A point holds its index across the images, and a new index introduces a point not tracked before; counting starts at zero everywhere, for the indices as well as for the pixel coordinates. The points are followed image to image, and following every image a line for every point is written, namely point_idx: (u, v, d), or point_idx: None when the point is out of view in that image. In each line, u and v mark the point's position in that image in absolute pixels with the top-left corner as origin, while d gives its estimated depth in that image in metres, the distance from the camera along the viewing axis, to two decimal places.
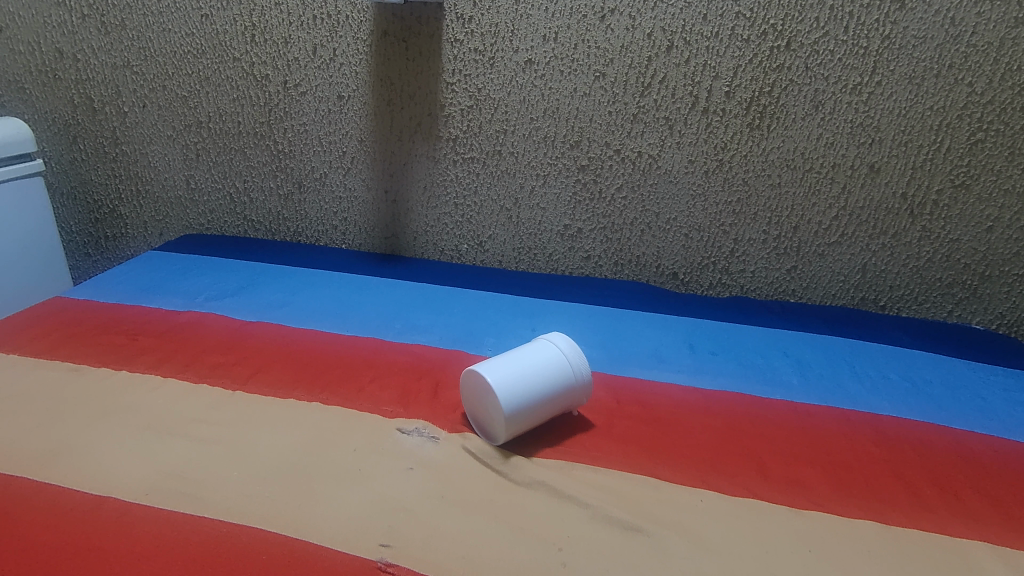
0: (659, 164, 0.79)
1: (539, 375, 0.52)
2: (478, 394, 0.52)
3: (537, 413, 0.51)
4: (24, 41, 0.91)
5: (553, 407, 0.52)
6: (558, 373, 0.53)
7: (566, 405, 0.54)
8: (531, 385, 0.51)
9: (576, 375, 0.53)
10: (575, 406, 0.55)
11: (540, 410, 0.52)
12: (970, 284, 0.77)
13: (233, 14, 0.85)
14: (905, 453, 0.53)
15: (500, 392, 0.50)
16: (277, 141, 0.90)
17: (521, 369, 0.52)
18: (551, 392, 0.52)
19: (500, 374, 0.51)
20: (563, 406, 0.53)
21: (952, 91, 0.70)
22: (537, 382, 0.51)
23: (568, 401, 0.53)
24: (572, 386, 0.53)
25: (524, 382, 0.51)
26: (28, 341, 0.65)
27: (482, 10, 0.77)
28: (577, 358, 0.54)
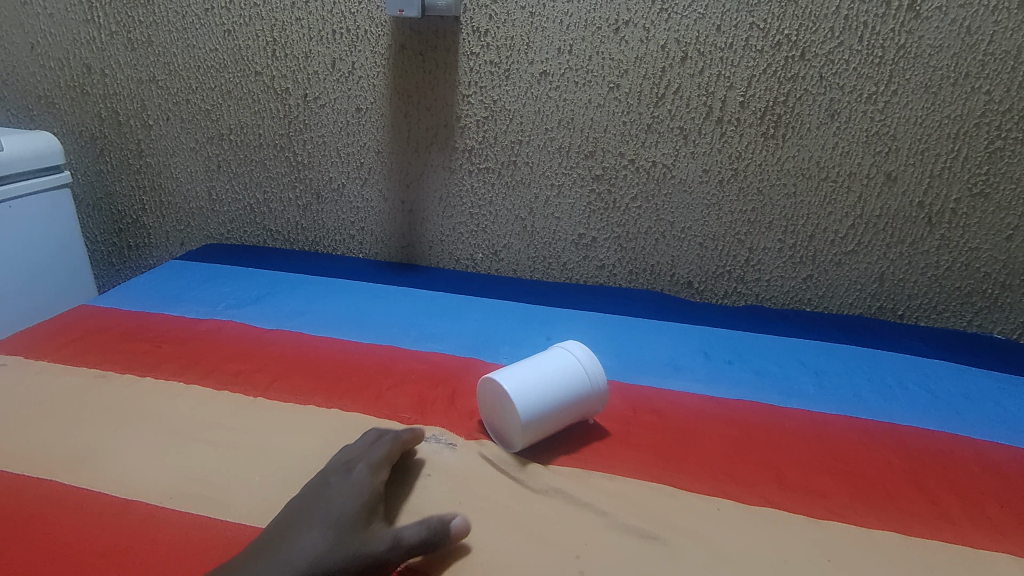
0: (674, 173, 0.80)
1: (558, 388, 0.52)
2: (496, 403, 0.52)
3: (554, 427, 0.52)
4: (54, 58, 0.94)
5: (568, 416, 0.53)
6: (577, 386, 0.53)
7: (581, 418, 0.54)
8: (551, 398, 0.51)
9: (594, 389, 0.54)
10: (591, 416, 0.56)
11: (557, 424, 0.52)
12: (991, 293, 0.76)
13: (255, 30, 0.86)
14: (927, 463, 0.53)
15: (519, 405, 0.50)
16: (297, 153, 0.91)
17: (538, 377, 0.52)
18: (569, 405, 0.52)
19: (520, 386, 0.51)
20: (578, 419, 0.54)
21: (969, 99, 0.69)
22: (556, 395, 0.52)
23: (583, 415, 0.54)
24: (588, 400, 0.53)
25: (544, 395, 0.51)
26: (55, 349, 0.67)
27: (498, 24, 0.78)
28: (596, 370, 0.54)
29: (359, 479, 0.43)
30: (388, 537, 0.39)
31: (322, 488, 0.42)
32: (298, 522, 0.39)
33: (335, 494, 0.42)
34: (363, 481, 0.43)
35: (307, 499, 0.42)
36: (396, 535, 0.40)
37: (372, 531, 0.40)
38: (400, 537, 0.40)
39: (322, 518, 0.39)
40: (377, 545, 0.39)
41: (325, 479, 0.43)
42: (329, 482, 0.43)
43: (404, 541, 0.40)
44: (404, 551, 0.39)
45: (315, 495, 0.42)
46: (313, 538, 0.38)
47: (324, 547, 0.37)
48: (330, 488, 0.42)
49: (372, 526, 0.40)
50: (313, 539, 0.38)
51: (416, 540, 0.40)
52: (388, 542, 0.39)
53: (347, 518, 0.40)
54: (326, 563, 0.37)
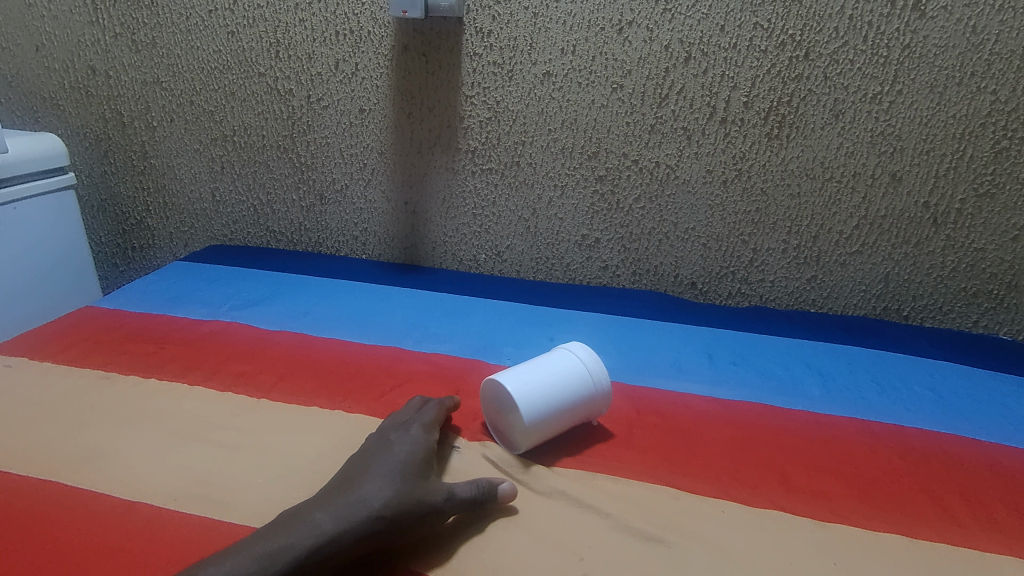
0: (677, 173, 0.79)
1: (561, 388, 0.52)
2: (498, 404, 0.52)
3: (557, 428, 0.52)
4: (59, 60, 0.95)
5: (571, 419, 0.52)
6: (580, 386, 0.53)
7: (585, 420, 0.54)
8: (554, 399, 0.51)
9: (598, 389, 0.53)
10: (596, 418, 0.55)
11: (560, 425, 0.52)
12: (997, 294, 0.76)
13: (259, 32, 0.87)
14: (932, 466, 0.52)
15: (521, 406, 0.50)
16: (300, 154, 0.92)
17: (544, 378, 0.52)
18: (573, 405, 0.52)
19: (522, 386, 0.51)
20: (583, 420, 0.54)
21: (975, 99, 0.69)
22: (559, 396, 0.52)
23: (587, 416, 0.54)
24: (592, 401, 0.53)
25: (547, 396, 0.51)
26: (59, 350, 0.67)
27: (501, 25, 0.78)
28: (600, 370, 0.54)
29: (417, 438, 0.48)
30: (444, 490, 0.43)
31: (386, 444, 0.47)
32: (367, 469, 0.43)
33: (397, 449, 0.46)
34: (420, 439, 0.48)
35: (373, 453, 0.46)
36: (451, 488, 0.43)
37: (432, 481, 0.44)
38: (455, 491, 0.43)
39: (388, 467, 0.43)
40: (435, 495, 0.42)
41: (387, 437, 0.48)
42: (391, 439, 0.47)
43: (457, 495, 0.43)
44: (457, 503, 0.43)
45: (379, 450, 0.46)
46: (383, 483, 0.42)
47: (392, 491, 0.41)
48: (393, 445, 0.46)
49: (431, 478, 0.44)
50: (382, 484, 0.42)
51: (468, 495, 0.44)
52: (444, 494, 0.43)
53: (410, 469, 0.44)
54: (393, 507, 0.40)
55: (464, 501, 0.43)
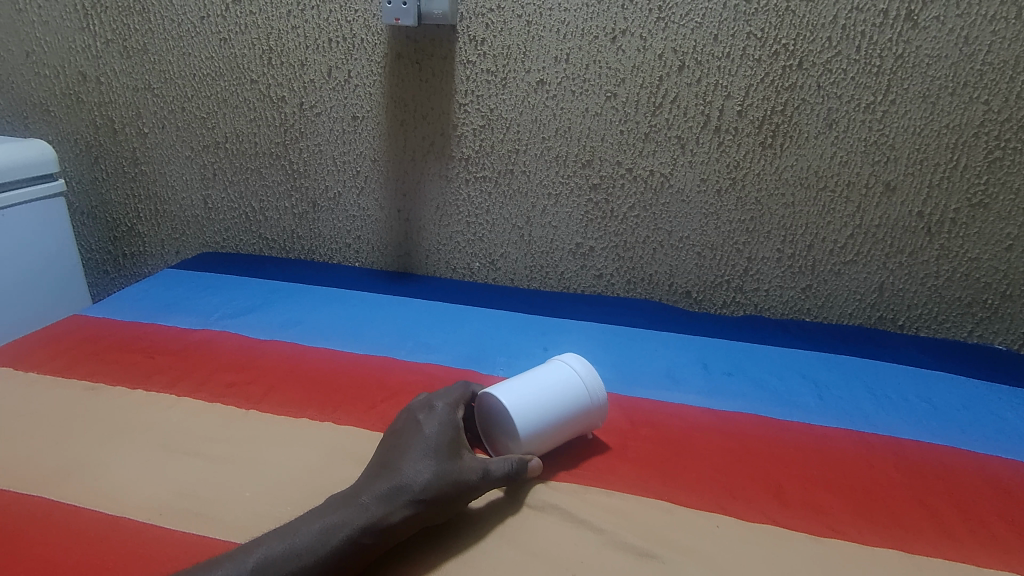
0: (672, 182, 0.79)
1: (553, 395, 0.51)
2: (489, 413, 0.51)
3: (550, 436, 0.51)
4: (50, 66, 0.94)
5: (566, 433, 0.52)
6: (573, 393, 0.52)
7: (580, 429, 0.53)
8: (546, 406, 0.51)
9: (591, 396, 0.53)
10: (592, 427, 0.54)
11: (554, 433, 0.51)
12: (991, 303, 0.75)
13: (252, 39, 0.86)
14: (928, 479, 0.52)
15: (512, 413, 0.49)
16: (292, 161, 0.91)
17: (550, 390, 0.51)
18: (566, 413, 0.51)
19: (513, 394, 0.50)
20: (578, 430, 0.53)
21: (968, 109, 0.69)
22: (552, 402, 0.51)
23: (582, 425, 0.53)
24: (586, 408, 0.52)
25: (539, 403, 0.50)
26: (44, 360, 0.66)
27: (494, 32, 0.78)
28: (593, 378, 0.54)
29: (445, 414, 0.48)
30: (478, 467, 0.45)
31: (416, 424, 0.47)
32: (402, 452, 0.44)
33: (427, 428, 0.46)
34: (446, 416, 0.48)
35: (403, 434, 0.47)
36: (485, 466, 0.45)
37: (464, 461, 0.45)
38: (488, 469, 0.45)
39: (423, 449, 0.44)
40: (471, 473, 0.44)
41: (414, 416, 0.48)
42: (420, 419, 0.48)
43: (491, 473, 0.45)
44: (490, 480, 0.45)
45: (408, 431, 0.47)
46: (421, 465, 0.43)
47: (432, 473, 0.43)
48: (422, 424, 0.47)
49: (464, 455, 0.46)
50: (421, 467, 0.43)
51: (500, 473, 0.46)
52: (478, 472, 0.45)
53: (444, 448, 0.45)
54: (435, 492, 0.42)
55: (497, 479, 0.46)
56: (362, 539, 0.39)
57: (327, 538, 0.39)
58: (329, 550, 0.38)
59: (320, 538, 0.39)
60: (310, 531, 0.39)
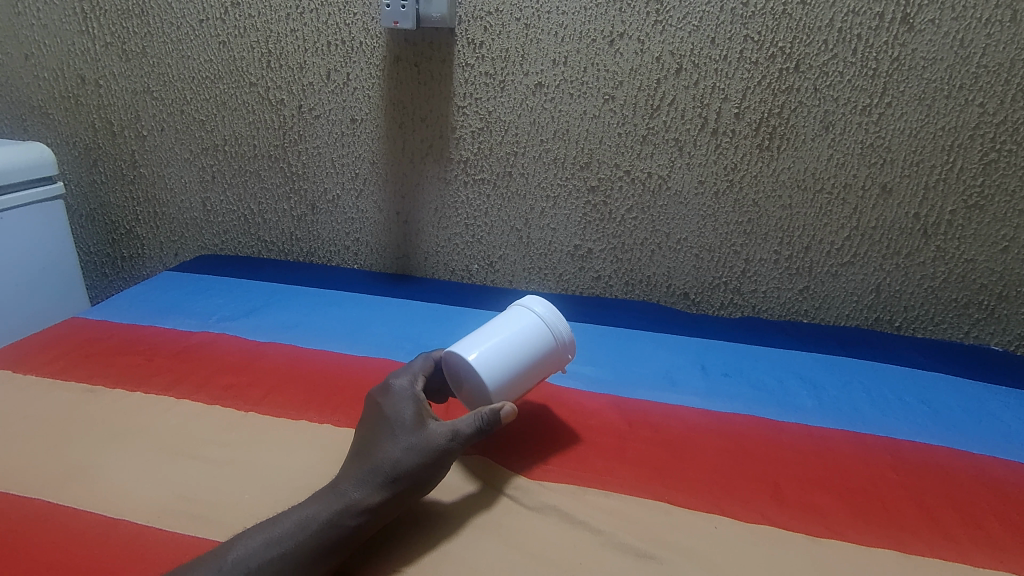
0: (669, 185, 0.80)
1: (512, 335, 0.51)
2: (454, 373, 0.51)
3: (522, 381, 0.51)
4: (49, 68, 0.94)
5: (537, 374, 0.52)
6: (531, 328, 0.52)
7: (552, 363, 0.53)
8: (509, 349, 0.50)
9: (550, 325, 0.53)
10: (563, 363, 0.54)
11: (525, 375, 0.51)
12: (987, 304, 0.76)
13: (251, 42, 0.86)
14: (924, 479, 0.52)
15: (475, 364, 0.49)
16: (291, 164, 0.91)
17: (512, 338, 0.51)
18: (530, 350, 0.51)
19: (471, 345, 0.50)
20: (548, 366, 0.52)
21: (963, 112, 0.69)
22: (517, 349, 0.50)
23: (551, 357, 0.52)
24: (548, 338, 0.52)
25: (499, 347, 0.50)
26: (43, 362, 0.66)
27: (493, 35, 0.78)
28: (547, 308, 0.54)
29: (404, 392, 0.49)
30: (445, 430, 0.45)
31: (376, 408, 0.48)
32: (371, 438, 0.45)
33: (387, 408, 0.47)
34: (406, 392, 0.48)
35: (370, 419, 0.47)
36: (452, 427, 0.45)
37: (431, 429, 0.45)
38: (456, 429, 0.45)
39: (388, 430, 0.45)
40: (438, 438, 0.44)
41: (372, 401, 0.49)
42: (378, 401, 0.48)
43: (461, 431, 0.45)
44: (462, 439, 0.45)
45: (372, 416, 0.47)
46: (390, 445, 0.44)
47: (402, 449, 0.44)
48: (381, 405, 0.47)
49: (430, 423, 0.46)
50: (389, 448, 0.44)
51: (471, 428, 0.45)
52: (446, 435, 0.45)
53: (406, 423, 0.45)
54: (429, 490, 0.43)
55: (470, 435, 0.45)
56: (345, 522, 0.40)
57: (307, 524, 0.40)
58: (309, 534, 0.39)
59: (300, 525, 0.40)
60: (290, 519, 0.40)
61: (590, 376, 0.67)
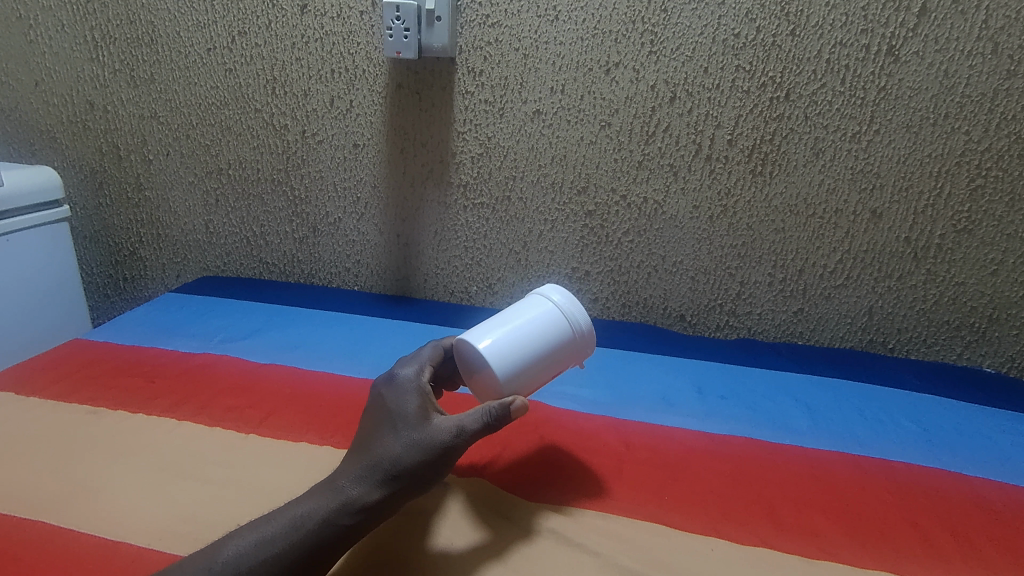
0: (665, 209, 0.81)
1: (526, 319, 0.51)
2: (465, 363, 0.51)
3: (538, 363, 0.50)
4: (58, 94, 0.96)
5: (554, 356, 0.51)
6: (546, 314, 0.52)
7: (569, 350, 0.52)
8: (522, 332, 0.50)
9: (566, 312, 0.53)
10: (583, 351, 0.54)
11: (539, 361, 0.50)
12: (978, 326, 0.77)
13: (256, 69, 0.88)
14: (918, 500, 0.53)
15: (486, 347, 0.49)
16: (294, 188, 0.93)
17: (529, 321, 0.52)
18: (545, 334, 0.51)
19: (483, 330, 0.50)
20: (566, 352, 0.52)
21: (950, 139, 0.71)
22: (533, 330, 0.51)
23: (568, 343, 0.52)
24: (563, 323, 0.52)
25: (513, 331, 0.50)
26: (46, 384, 0.67)
27: (492, 64, 0.80)
28: (564, 295, 0.55)
29: (409, 384, 0.48)
30: (450, 426, 0.44)
31: (379, 400, 0.47)
32: (374, 433, 0.45)
33: (391, 401, 0.46)
34: (412, 385, 0.48)
35: (374, 412, 0.47)
36: (458, 423, 0.44)
37: (435, 424, 0.44)
38: (462, 425, 0.44)
39: (391, 424, 0.45)
40: (443, 433, 0.43)
41: (376, 392, 0.48)
42: (382, 392, 0.48)
43: (467, 428, 0.44)
44: (467, 436, 0.44)
45: (375, 408, 0.47)
46: (391, 440, 0.43)
47: (404, 444, 0.43)
48: (384, 398, 0.47)
49: (434, 418, 0.45)
50: (390, 444, 0.43)
51: (477, 424, 0.44)
52: (451, 431, 0.44)
53: (410, 417, 0.45)
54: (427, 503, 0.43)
55: (477, 430, 0.44)
56: (339, 521, 0.40)
57: (303, 523, 0.39)
58: (304, 533, 0.39)
59: (294, 524, 0.39)
60: (285, 517, 0.40)
61: (588, 397, 0.68)
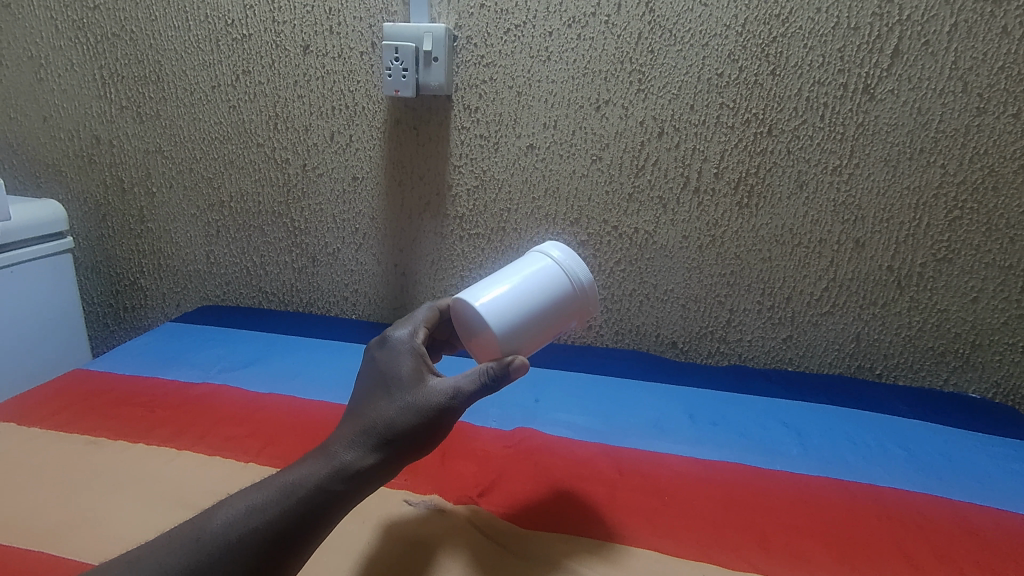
0: (655, 239, 0.84)
1: (524, 275, 0.53)
2: (464, 323, 0.52)
3: (540, 318, 0.51)
4: (66, 129, 0.99)
5: (554, 311, 0.52)
6: (545, 270, 0.53)
7: (570, 304, 0.53)
8: (522, 288, 0.52)
9: (565, 266, 0.54)
10: (585, 304, 0.55)
11: (540, 314, 0.51)
12: (963, 352, 0.79)
13: (259, 106, 0.91)
14: (905, 525, 0.54)
15: (483, 303, 0.50)
16: (294, 220, 0.95)
17: (526, 277, 0.52)
18: (545, 289, 0.52)
19: (481, 288, 0.52)
20: (567, 306, 0.53)
21: (926, 172, 0.74)
22: (532, 286, 0.52)
23: (569, 296, 0.53)
24: (562, 278, 0.53)
25: (510, 287, 0.51)
26: (48, 415, 0.68)
27: (487, 102, 0.83)
28: (563, 251, 0.56)
29: (404, 348, 0.49)
30: (445, 389, 0.45)
31: (377, 365, 0.49)
32: (371, 398, 0.46)
33: (387, 366, 0.48)
34: (408, 350, 0.49)
35: (372, 374, 0.48)
36: (454, 385, 0.45)
37: (430, 387, 0.45)
38: (456, 386, 0.45)
39: (388, 387, 0.46)
40: (438, 396, 0.45)
41: (373, 358, 0.50)
42: (380, 359, 0.49)
43: (461, 391, 0.45)
44: (462, 397, 0.45)
45: (371, 375, 0.48)
46: (385, 406, 0.45)
47: (400, 407, 0.44)
48: (382, 362, 0.49)
49: (428, 380, 0.46)
50: (385, 409, 0.45)
51: (473, 385, 0.45)
52: (445, 393, 0.45)
53: (405, 380, 0.46)
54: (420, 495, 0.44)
55: (472, 391, 0.45)
56: (331, 487, 0.41)
57: (293, 490, 0.40)
58: (296, 500, 0.39)
59: (285, 491, 0.40)
60: (275, 485, 0.40)
61: (582, 424, 0.69)
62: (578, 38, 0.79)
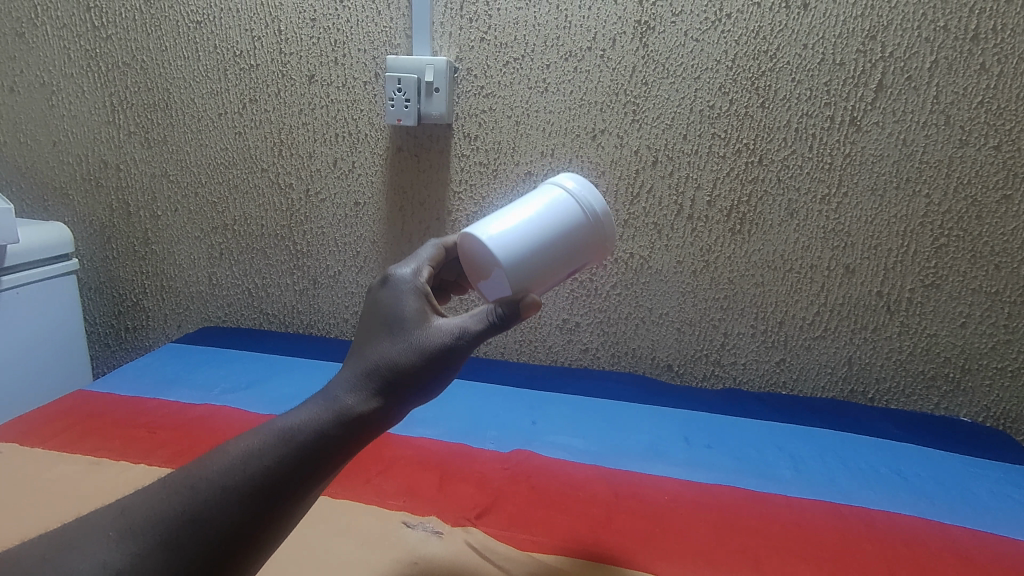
0: (650, 264, 0.86)
1: (536, 208, 0.52)
2: (474, 259, 0.53)
3: (551, 251, 0.50)
4: (74, 154, 1.01)
5: (566, 244, 0.51)
6: (557, 203, 0.52)
7: (585, 237, 0.52)
8: (532, 222, 0.51)
9: (577, 198, 0.52)
10: (600, 235, 0.53)
11: (551, 248, 0.50)
12: (953, 376, 0.81)
13: (264, 132, 0.94)
14: (898, 549, 0.55)
15: (491, 237, 0.50)
16: (297, 242, 0.97)
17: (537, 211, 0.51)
18: (557, 222, 0.51)
19: (492, 221, 0.51)
20: (580, 239, 0.52)
21: (912, 201, 0.76)
22: (543, 221, 0.51)
23: (581, 228, 0.52)
24: (574, 210, 0.52)
25: (521, 219, 0.51)
26: (51, 435, 0.69)
27: (486, 130, 0.86)
28: (578, 181, 0.54)
29: (408, 286, 0.49)
30: (451, 328, 0.46)
31: (380, 302, 0.49)
32: (373, 338, 0.46)
33: (389, 306, 0.48)
34: (412, 288, 0.49)
35: (376, 312, 0.48)
36: (459, 325, 0.46)
37: (436, 328, 0.46)
38: (463, 326, 0.46)
39: (393, 326, 0.46)
40: (443, 335, 0.46)
41: (375, 295, 0.50)
42: (382, 296, 0.49)
43: (468, 330, 0.46)
44: (469, 336, 0.46)
45: (372, 312, 0.48)
46: (389, 345, 0.45)
47: (406, 344, 0.45)
48: (386, 299, 0.48)
49: (434, 321, 0.47)
50: (389, 348, 0.45)
51: (480, 326, 0.47)
52: (451, 332, 0.46)
53: (408, 320, 0.47)
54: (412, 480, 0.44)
55: (478, 331, 0.47)
56: (328, 431, 0.40)
57: (292, 435, 0.40)
58: (294, 446, 0.39)
59: (285, 437, 0.40)
60: (274, 430, 0.40)
61: (580, 446, 0.70)
62: (575, 71, 0.81)
